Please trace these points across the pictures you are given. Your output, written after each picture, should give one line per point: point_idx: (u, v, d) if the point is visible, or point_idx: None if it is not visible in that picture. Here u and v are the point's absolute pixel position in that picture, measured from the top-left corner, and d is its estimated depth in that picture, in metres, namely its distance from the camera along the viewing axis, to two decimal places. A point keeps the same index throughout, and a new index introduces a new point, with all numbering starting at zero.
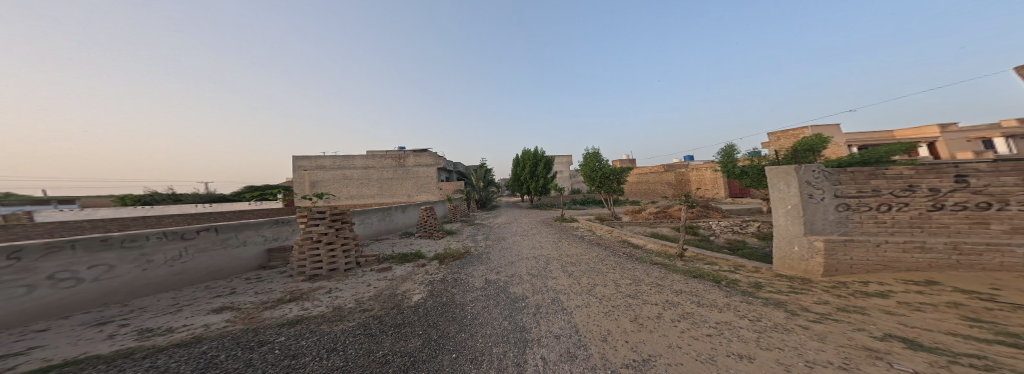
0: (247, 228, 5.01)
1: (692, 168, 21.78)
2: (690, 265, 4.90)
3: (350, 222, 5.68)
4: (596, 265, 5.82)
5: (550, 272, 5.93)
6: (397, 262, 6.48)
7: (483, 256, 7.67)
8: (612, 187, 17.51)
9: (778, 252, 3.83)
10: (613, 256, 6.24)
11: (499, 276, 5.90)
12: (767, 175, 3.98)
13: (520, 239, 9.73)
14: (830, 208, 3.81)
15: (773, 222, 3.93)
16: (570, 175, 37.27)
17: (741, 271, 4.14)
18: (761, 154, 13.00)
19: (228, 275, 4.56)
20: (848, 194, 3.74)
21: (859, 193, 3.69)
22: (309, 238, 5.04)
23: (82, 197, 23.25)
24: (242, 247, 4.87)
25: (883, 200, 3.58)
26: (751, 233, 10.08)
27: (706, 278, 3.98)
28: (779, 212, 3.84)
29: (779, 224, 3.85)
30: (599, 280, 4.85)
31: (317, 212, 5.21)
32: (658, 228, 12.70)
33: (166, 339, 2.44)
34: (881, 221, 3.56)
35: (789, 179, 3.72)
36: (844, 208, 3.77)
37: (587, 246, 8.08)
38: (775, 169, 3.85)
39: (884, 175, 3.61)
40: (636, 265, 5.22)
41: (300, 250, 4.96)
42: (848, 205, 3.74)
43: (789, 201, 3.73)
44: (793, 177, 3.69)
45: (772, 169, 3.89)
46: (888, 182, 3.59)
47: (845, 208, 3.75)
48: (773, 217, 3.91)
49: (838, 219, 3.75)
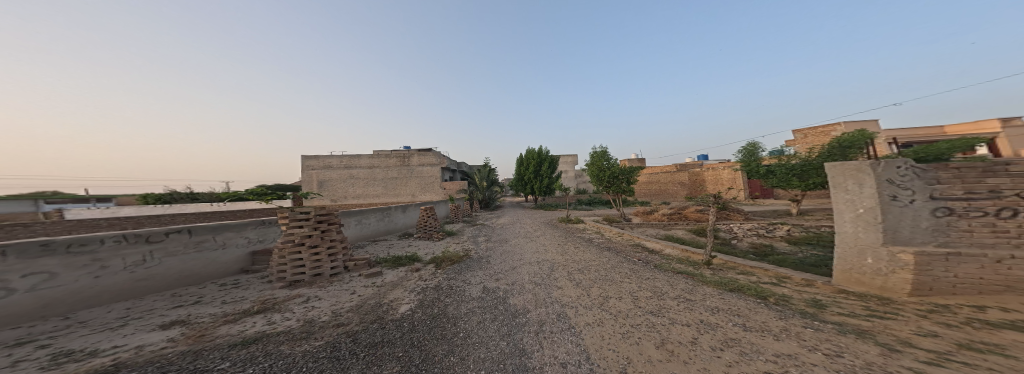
0: (228, 229, 4.64)
1: (707, 168, 20.66)
2: (721, 275, 4.18)
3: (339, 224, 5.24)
4: (608, 273, 5.17)
5: (555, 281, 5.32)
6: (389, 266, 6.03)
7: (483, 260, 7.16)
8: (623, 187, 16.69)
9: (840, 264, 3.20)
10: (627, 263, 5.57)
11: (498, 284, 5.36)
12: (831, 172, 3.34)
13: (524, 242, 9.13)
14: (922, 213, 2.91)
15: (836, 228, 3.28)
16: (577, 176, 36.53)
17: (790, 285, 3.41)
18: (788, 152, 11.98)
19: (201, 281, 4.16)
20: (952, 196, 2.84)
21: (968, 195, 2.81)
22: (290, 240, 4.59)
23: (116, 197, 24.47)
24: (220, 250, 4.49)
25: (1005, 203, 2.65)
26: (780, 238, 9.13)
27: (747, 292, 3.29)
28: (845, 217, 3.21)
29: (844, 231, 3.22)
30: (612, 292, 4.22)
31: (302, 212, 4.74)
32: (672, 231, 11.87)
33: (80, 367, 1.97)
34: (1003, 231, 2.61)
35: (861, 177, 3.08)
36: (944, 213, 2.85)
37: (597, 251, 7.37)
38: (842, 165, 3.20)
39: (1007, 173, 2.71)
40: (656, 274, 4.54)
41: (280, 254, 4.50)
42: (951, 209, 2.83)
43: (859, 203, 3.07)
44: (867, 174, 3.03)
45: (838, 166, 3.25)
46: (1013, 181, 2.68)
47: (945, 213, 2.83)
48: (836, 222, 3.28)
49: (934, 226, 2.84)
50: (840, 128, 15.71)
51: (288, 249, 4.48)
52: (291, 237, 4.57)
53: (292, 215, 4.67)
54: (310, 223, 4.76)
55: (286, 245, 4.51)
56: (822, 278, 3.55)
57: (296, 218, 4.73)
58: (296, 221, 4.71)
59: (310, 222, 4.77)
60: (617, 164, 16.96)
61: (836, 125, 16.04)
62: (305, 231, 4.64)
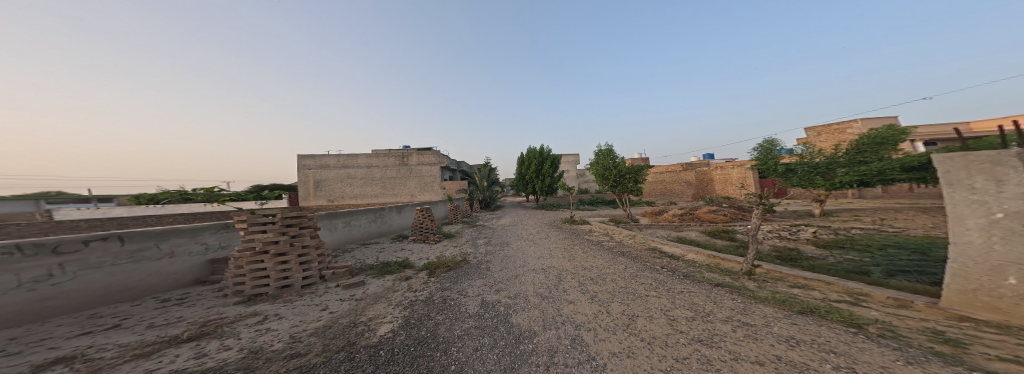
0: (179, 234, 3.91)
1: (715, 167, 19.85)
2: (773, 289, 3.43)
3: (312, 227, 4.46)
4: (628, 284, 4.44)
5: (565, 293, 4.60)
6: (375, 274, 5.29)
7: (482, 266, 6.42)
8: (629, 187, 15.97)
9: (961, 283, 2.51)
10: (649, 271, 4.83)
11: (499, 297, 4.64)
12: (953, 167, 2.70)
13: (526, 245, 8.40)
14: None
15: (954, 238, 2.61)
16: (579, 175, 35.84)
17: (879, 307, 2.64)
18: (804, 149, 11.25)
19: (136, 296, 3.39)
20: None
21: None
22: (250, 248, 3.80)
23: (116, 197, 23.89)
24: (166, 260, 3.74)
25: None
26: (806, 240, 8.35)
27: (826, 315, 2.50)
28: (970, 224, 2.53)
29: (969, 241, 2.52)
30: (641, 310, 3.51)
31: (261, 216, 3.92)
32: (684, 232, 11.11)
33: None
34: None
35: (1001, 171, 2.42)
36: None
37: (609, 256, 6.60)
38: (971, 158, 2.57)
39: None
40: (689, 287, 3.81)
41: (237, 265, 3.70)
42: None
43: (998, 206, 2.38)
44: (1012, 167, 2.36)
45: (963, 158, 2.64)
46: None
47: None
48: (952, 230, 2.59)
49: None
50: (858, 125, 14.96)
51: (248, 258, 3.68)
52: (251, 243, 3.77)
53: (251, 219, 3.84)
54: (275, 227, 3.96)
55: (247, 253, 3.73)
56: (921, 298, 2.78)
57: (256, 223, 3.91)
58: (255, 225, 3.90)
59: (275, 226, 3.97)
60: (623, 162, 16.20)
61: (854, 122, 15.27)
62: (266, 236, 3.84)
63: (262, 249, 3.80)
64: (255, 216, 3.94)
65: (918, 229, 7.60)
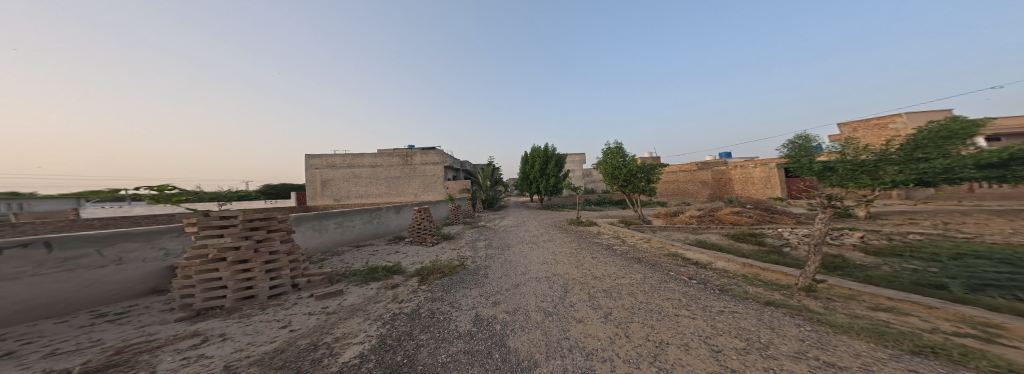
0: (133, 238, 3.44)
1: (734, 166, 18.54)
2: (849, 314, 2.52)
3: (283, 231, 3.90)
4: (651, 300, 3.71)
5: (573, 310, 3.89)
6: (359, 281, 4.72)
7: (479, 272, 5.81)
8: (641, 187, 15.00)
9: None
10: (673, 284, 4.08)
11: (495, 312, 3.99)
12: None
13: (530, 248, 7.73)
14: None
15: None
16: (586, 174, 34.82)
17: None
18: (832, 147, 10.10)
19: (69, 310, 2.87)
20: None
21: None
22: (203, 255, 3.21)
23: None
24: (113, 267, 3.24)
25: None
26: (852, 246, 7.28)
27: (976, 362, 1.68)
28: None
29: None
30: (670, 335, 2.78)
31: (216, 217, 3.35)
32: (704, 235, 10.17)
33: None
34: None
35: None
36: None
37: (624, 263, 5.82)
38: None
39: None
40: (730, 306, 3.04)
41: (186, 275, 3.11)
42: None
43: None
44: None
45: None
46: None
47: None
48: None
49: None
50: (903, 119, 13.65)
51: (197, 267, 3.08)
52: (203, 250, 3.19)
53: (203, 222, 3.23)
54: (235, 232, 3.37)
55: (198, 261, 3.15)
56: None
57: (210, 226, 3.31)
58: (209, 229, 3.30)
59: (234, 230, 3.38)
60: (634, 160, 15.22)
61: (898, 116, 13.93)
62: (223, 242, 3.25)
63: (216, 257, 3.21)
64: (209, 218, 3.36)
65: (993, 235, 6.47)
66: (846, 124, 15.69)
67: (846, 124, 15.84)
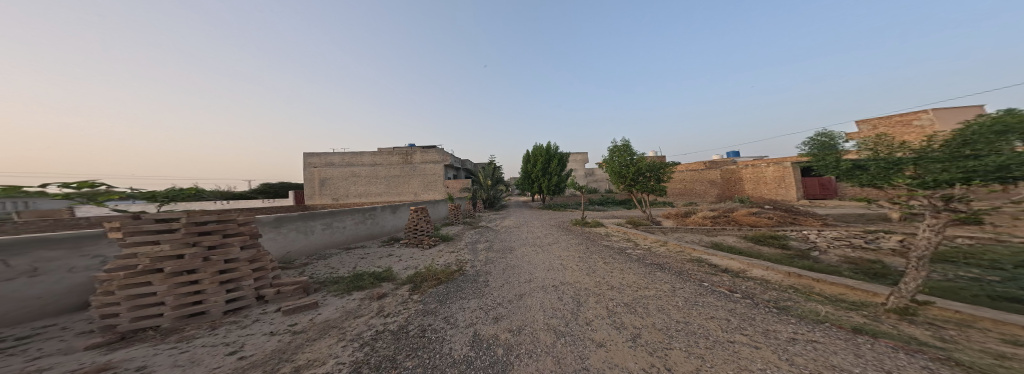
0: (56, 244, 2.90)
1: (745, 165, 17.72)
2: (986, 350, 1.82)
3: (243, 236, 3.24)
4: (689, 322, 3.06)
5: (591, 330, 3.24)
6: (341, 291, 4.07)
7: (479, 279, 5.19)
8: (650, 186, 14.32)
9: None
10: (713, 300, 3.43)
11: (496, 330, 3.34)
12: None
13: (535, 251, 7.10)
14: None
15: None
16: (589, 174, 34.15)
17: None
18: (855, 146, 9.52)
19: None
20: None
21: None
22: (132, 266, 2.56)
23: None
24: (25, 280, 2.66)
25: None
26: (892, 251, 6.51)
27: None
28: None
29: None
30: (726, 369, 2.14)
31: (151, 220, 2.68)
32: (721, 237, 9.48)
33: None
34: None
35: None
36: None
37: (643, 271, 5.15)
38: None
39: None
40: (799, 331, 2.38)
41: (107, 290, 2.46)
42: None
43: None
44: None
45: None
46: None
47: None
48: None
49: None
50: (928, 114, 13.26)
51: (121, 280, 2.43)
52: (131, 261, 2.53)
53: (131, 227, 2.57)
54: (175, 238, 2.72)
55: (124, 273, 2.50)
56: None
57: (142, 232, 2.64)
58: (140, 235, 2.64)
59: (174, 236, 2.72)
60: (642, 159, 14.50)
61: (923, 112, 13.56)
62: (159, 251, 2.61)
63: (149, 268, 2.56)
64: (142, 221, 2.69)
65: None
66: (865, 121, 15.24)
67: (865, 121, 15.31)
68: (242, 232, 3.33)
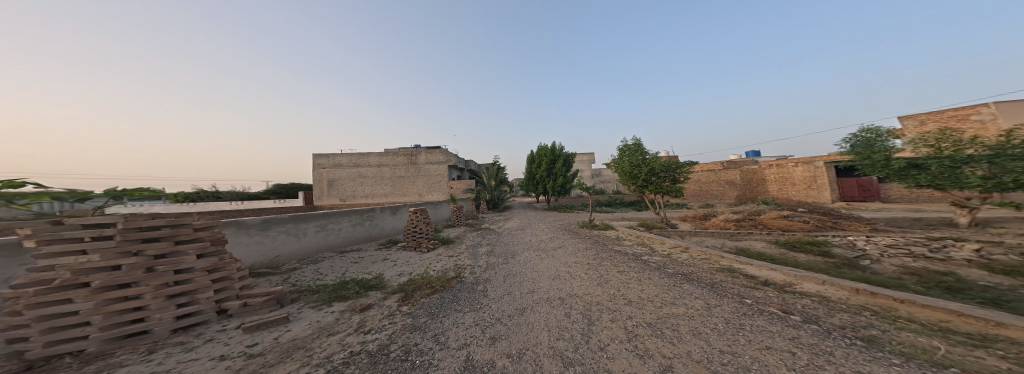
0: None
1: (769, 165, 16.55)
2: None
3: (201, 244, 2.80)
4: (739, 354, 2.38)
5: (608, 358, 2.60)
6: (320, 302, 3.57)
7: (478, 287, 4.65)
8: (664, 187, 13.42)
9: None
10: (766, 325, 2.71)
11: (492, 354, 2.77)
12: None
13: (540, 257, 6.50)
14: None
15: None
16: (597, 175, 33.24)
17: None
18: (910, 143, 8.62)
19: None
20: None
21: None
22: (50, 281, 2.09)
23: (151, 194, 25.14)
24: None
25: None
26: (967, 262, 5.55)
27: None
28: None
29: None
30: None
31: (77, 225, 2.23)
32: (748, 242, 8.57)
33: None
34: None
35: None
36: None
37: (667, 282, 4.45)
38: None
39: None
40: None
41: (16, 309, 1.98)
42: None
43: None
44: None
45: None
46: None
47: None
48: None
49: None
50: (989, 108, 11.90)
51: (29, 298, 1.92)
52: (46, 275, 2.05)
53: (48, 234, 2.11)
54: (108, 246, 2.25)
55: (36, 291, 1.99)
56: None
57: (64, 240, 2.18)
58: (60, 244, 2.17)
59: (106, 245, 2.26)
60: (656, 158, 13.64)
61: (983, 106, 12.21)
62: (85, 261, 2.13)
63: (70, 283, 2.05)
64: (68, 226, 2.24)
65: None
66: (909, 117, 13.96)
67: (908, 117, 14.06)
68: (199, 238, 2.90)
